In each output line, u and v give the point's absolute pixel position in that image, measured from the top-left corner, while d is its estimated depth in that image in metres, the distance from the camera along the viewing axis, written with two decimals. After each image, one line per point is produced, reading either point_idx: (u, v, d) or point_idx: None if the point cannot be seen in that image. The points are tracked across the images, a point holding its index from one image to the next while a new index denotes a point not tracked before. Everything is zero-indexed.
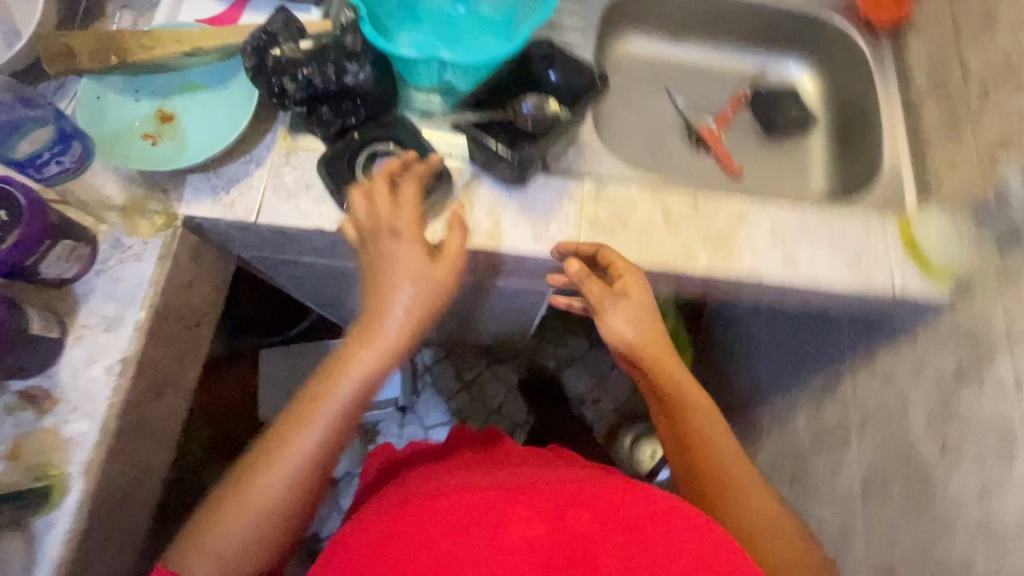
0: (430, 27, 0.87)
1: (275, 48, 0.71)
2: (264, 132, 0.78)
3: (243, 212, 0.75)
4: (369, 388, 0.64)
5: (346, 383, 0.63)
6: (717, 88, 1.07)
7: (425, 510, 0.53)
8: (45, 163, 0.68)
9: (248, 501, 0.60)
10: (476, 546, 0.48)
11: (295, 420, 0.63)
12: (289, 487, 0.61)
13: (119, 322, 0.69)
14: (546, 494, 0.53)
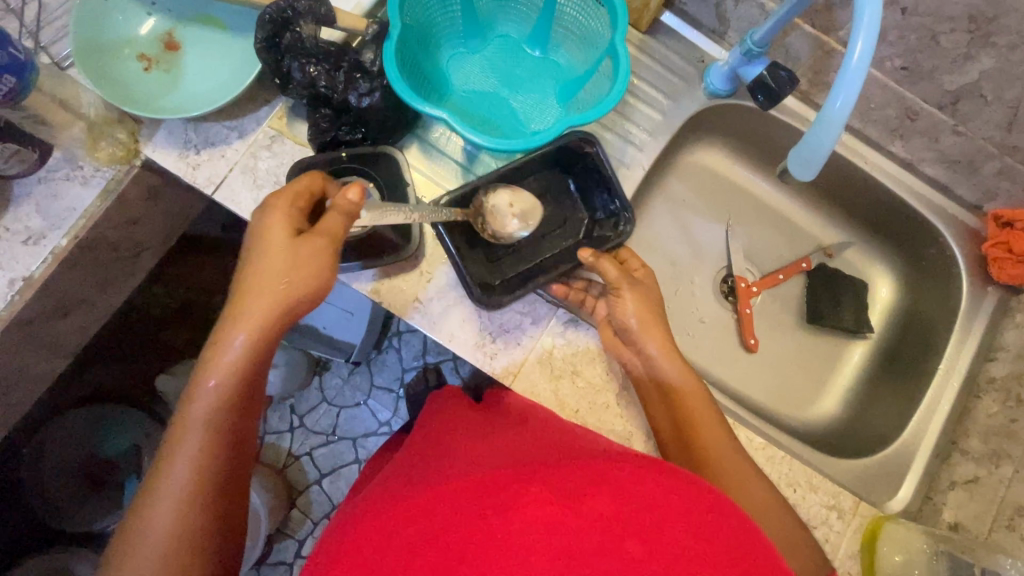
0: (494, 52, 0.75)
1: (295, 28, 0.63)
2: (260, 103, 0.70)
3: (203, 181, 0.69)
4: (266, 336, 0.54)
5: (222, 375, 0.53)
6: (781, 242, 0.91)
7: (419, 506, 0.47)
8: None
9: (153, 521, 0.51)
10: (496, 526, 0.42)
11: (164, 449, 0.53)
12: (180, 485, 0.52)
13: (40, 239, 0.66)
14: (559, 473, 0.48)
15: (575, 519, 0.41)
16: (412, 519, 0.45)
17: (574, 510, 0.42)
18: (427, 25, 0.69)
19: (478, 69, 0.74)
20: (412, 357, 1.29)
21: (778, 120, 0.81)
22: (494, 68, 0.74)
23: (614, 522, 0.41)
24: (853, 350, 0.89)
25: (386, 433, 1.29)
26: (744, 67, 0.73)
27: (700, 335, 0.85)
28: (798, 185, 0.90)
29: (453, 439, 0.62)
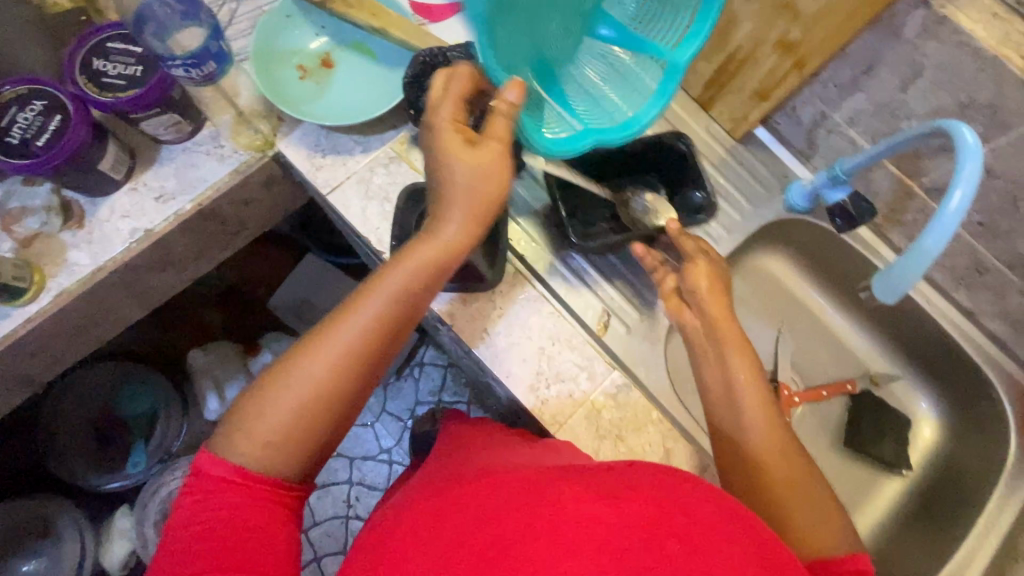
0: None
1: (442, 72, 0.71)
2: (389, 127, 0.78)
3: (321, 181, 0.76)
4: (386, 324, 0.53)
5: (376, 308, 0.53)
6: (829, 359, 0.93)
7: (452, 500, 0.47)
8: (173, 66, 0.63)
9: (288, 393, 0.50)
10: (539, 518, 0.42)
11: (303, 346, 0.52)
12: (337, 362, 0.51)
13: (169, 199, 0.73)
14: (583, 476, 0.48)
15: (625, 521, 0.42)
16: (453, 512, 0.45)
17: (614, 510, 0.42)
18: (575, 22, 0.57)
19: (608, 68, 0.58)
20: (428, 391, 1.30)
21: (848, 244, 0.85)
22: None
23: (658, 528, 0.42)
24: (885, 483, 0.88)
25: (387, 460, 1.28)
26: (827, 190, 0.78)
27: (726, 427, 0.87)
28: (856, 308, 0.93)
29: (476, 442, 0.63)
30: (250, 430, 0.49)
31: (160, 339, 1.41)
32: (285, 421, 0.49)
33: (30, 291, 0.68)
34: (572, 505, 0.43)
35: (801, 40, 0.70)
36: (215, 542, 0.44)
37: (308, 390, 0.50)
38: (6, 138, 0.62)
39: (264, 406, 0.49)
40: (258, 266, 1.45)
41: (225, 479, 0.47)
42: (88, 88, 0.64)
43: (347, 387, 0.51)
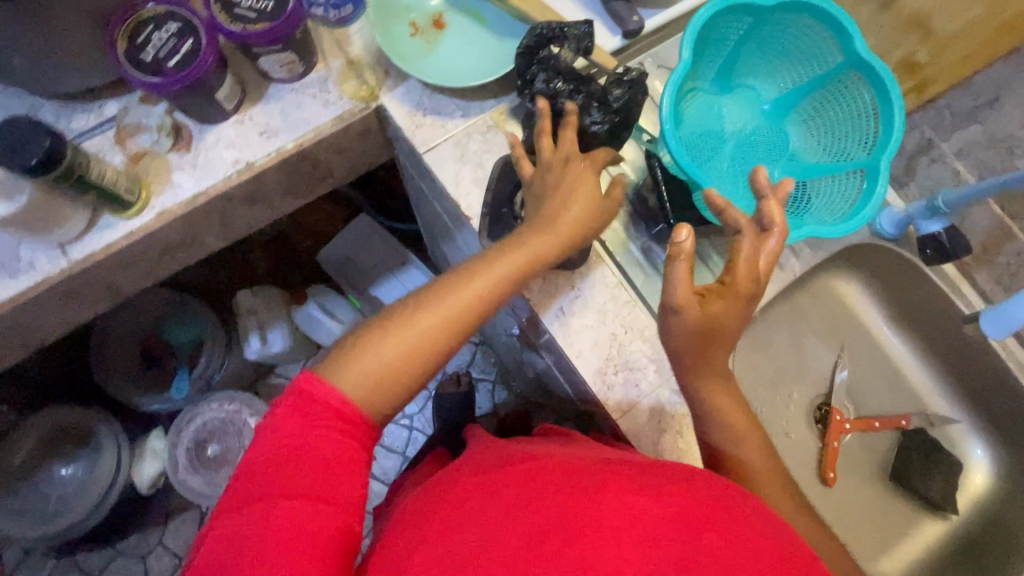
0: (776, 135, 0.73)
1: (556, 46, 0.71)
2: (490, 95, 0.79)
3: (419, 140, 0.77)
4: (485, 307, 0.59)
5: (487, 280, 0.60)
6: (887, 391, 0.92)
7: (495, 489, 0.51)
8: (317, 6, 0.75)
9: (397, 340, 0.56)
10: (580, 506, 0.46)
11: (413, 303, 0.59)
12: (449, 321, 0.58)
13: (272, 135, 0.75)
14: (623, 469, 0.51)
15: (663, 513, 0.45)
16: (505, 489, 0.50)
17: (652, 501, 0.46)
18: (753, 134, 0.73)
19: (796, 189, 0.70)
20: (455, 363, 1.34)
21: (931, 279, 0.83)
22: (760, 139, 0.73)
23: (697, 522, 0.45)
24: (927, 524, 0.87)
25: (406, 426, 1.31)
26: (923, 221, 0.76)
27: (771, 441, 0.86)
28: (924, 346, 0.91)
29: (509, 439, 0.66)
30: (359, 363, 0.55)
31: (209, 274, 1.45)
32: (397, 355, 0.56)
33: (135, 206, 0.71)
34: (618, 495, 0.46)
35: (925, 61, 0.77)
36: (298, 471, 0.49)
37: (419, 342, 0.56)
38: (139, 54, 0.64)
39: (372, 348, 0.55)
40: (312, 217, 1.46)
41: (321, 411, 0.52)
42: (221, 17, 0.66)
43: (444, 356, 0.59)
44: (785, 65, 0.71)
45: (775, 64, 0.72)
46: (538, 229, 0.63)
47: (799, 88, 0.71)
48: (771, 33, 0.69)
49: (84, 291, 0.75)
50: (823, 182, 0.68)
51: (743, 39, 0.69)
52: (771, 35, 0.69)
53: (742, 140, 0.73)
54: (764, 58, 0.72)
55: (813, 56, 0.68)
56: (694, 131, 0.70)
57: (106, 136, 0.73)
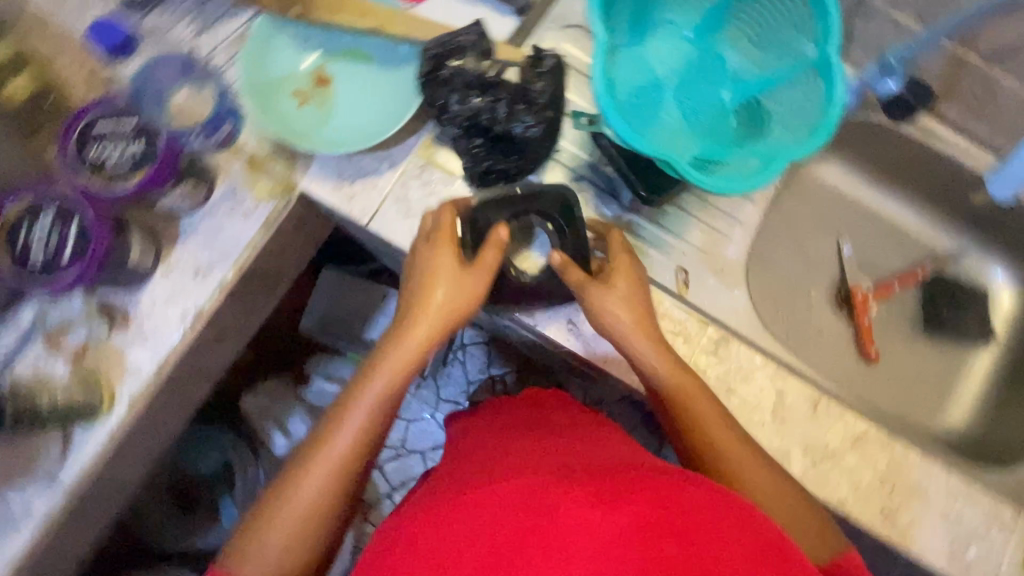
0: (709, 63, 0.69)
1: (458, 60, 0.66)
2: (409, 135, 0.72)
3: (358, 211, 0.71)
4: (388, 404, 0.59)
5: (370, 398, 0.59)
6: (894, 251, 0.92)
7: (458, 504, 0.46)
8: (192, 138, 0.67)
9: (301, 494, 0.55)
10: (534, 520, 0.41)
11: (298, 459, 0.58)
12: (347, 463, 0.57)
13: (208, 271, 0.68)
14: (590, 474, 0.47)
15: (600, 527, 0.40)
16: (460, 510, 0.45)
17: (584, 516, 0.41)
18: (688, 65, 0.69)
19: (751, 108, 0.67)
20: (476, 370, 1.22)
21: (902, 134, 0.82)
22: (695, 73, 0.69)
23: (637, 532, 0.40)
24: (977, 358, 0.88)
25: None
26: (879, 82, 0.73)
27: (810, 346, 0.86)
28: (918, 196, 0.90)
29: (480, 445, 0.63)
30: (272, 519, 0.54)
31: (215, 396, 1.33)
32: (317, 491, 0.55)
33: (104, 407, 0.65)
34: (557, 514, 0.42)
35: None
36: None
37: (341, 459, 0.57)
38: (28, 259, 0.58)
39: (274, 517, 0.54)
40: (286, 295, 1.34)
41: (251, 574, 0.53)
42: (96, 182, 0.60)
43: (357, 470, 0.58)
44: None
45: None
46: (397, 332, 0.62)
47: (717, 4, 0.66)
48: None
49: (91, 504, 0.70)
50: (775, 97, 0.64)
51: None
52: None
53: (679, 80, 0.68)
54: None
55: None
56: (629, 89, 0.65)
57: (38, 346, 0.66)
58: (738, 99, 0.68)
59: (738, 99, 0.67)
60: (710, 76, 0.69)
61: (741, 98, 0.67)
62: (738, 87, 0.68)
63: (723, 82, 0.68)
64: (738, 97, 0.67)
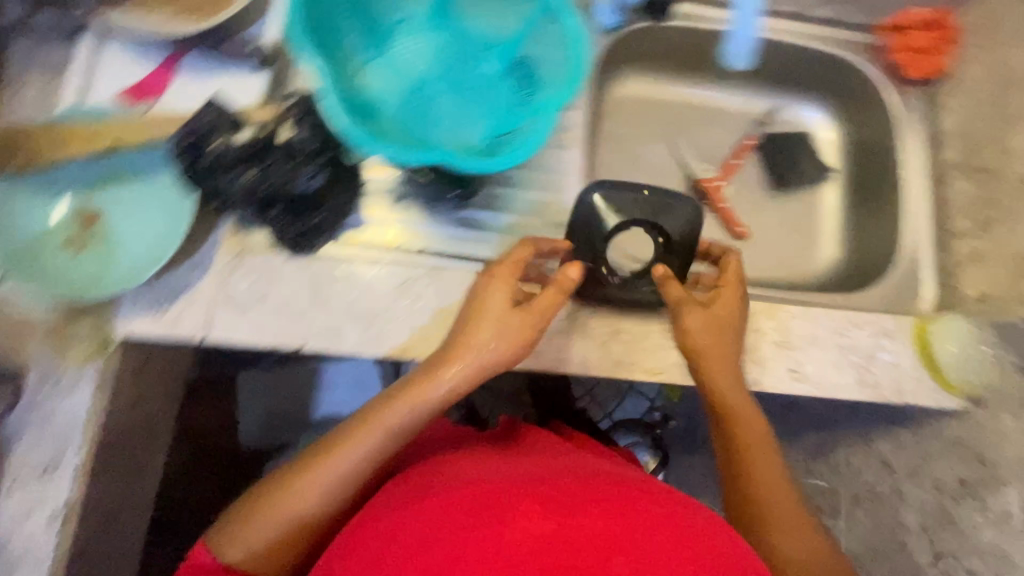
0: (461, 44, 0.68)
1: (212, 142, 0.62)
2: (208, 232, 0.68)
3: (189, 330, 0.66)
4: (394, 445, 0.54)
5: (374, 440, 0.54)
6: (722, 130, 0.94)
7: (427, 509, 0.45)
8: None
9: (279, 509, 0.52)
10: (486, 543, 0.40)
11: (297, 466, 0.54)
12: (342, 479, 0.53)
13: (56, 466, 0.62)
14: (563, 486, 0.46)
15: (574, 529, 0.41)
16: (426, 516, 0.44)
17: (562, 518, 0.42)
18: (443, 52, 0.67)
19: (518, 67, 0.66)
20: None
21: (674, 28, 0.84)
22: (452, 60, 0.68)
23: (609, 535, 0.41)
24: (825, 194, 0.93)
25: None
26: None
27: None
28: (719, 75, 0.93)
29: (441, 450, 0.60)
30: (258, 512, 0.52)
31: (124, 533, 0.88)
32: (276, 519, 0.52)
33: None
34: (518, 520, 0.42)
35: None
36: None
37: (337, 488, 0.53)
38: None
39: (243, 528, 0.52)
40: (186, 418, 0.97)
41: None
42: None
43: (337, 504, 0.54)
44: None
45: None
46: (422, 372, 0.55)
47: None
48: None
49: None
50: (533, 51, 0.65)
51: None
52: None
53: (439, 74, 0.67)
54: None
55: None
56: (394, 101, 0.63)
57: None
58: (502, 64, 0.67)
59: (503, 65, 0.67)
60: (468, 53, 0.68)
61: (505, 63, 0.67)
62: (497, 53, 0.67)
63: (483, 54, 0.67)
64: (502, 62, 0.67)
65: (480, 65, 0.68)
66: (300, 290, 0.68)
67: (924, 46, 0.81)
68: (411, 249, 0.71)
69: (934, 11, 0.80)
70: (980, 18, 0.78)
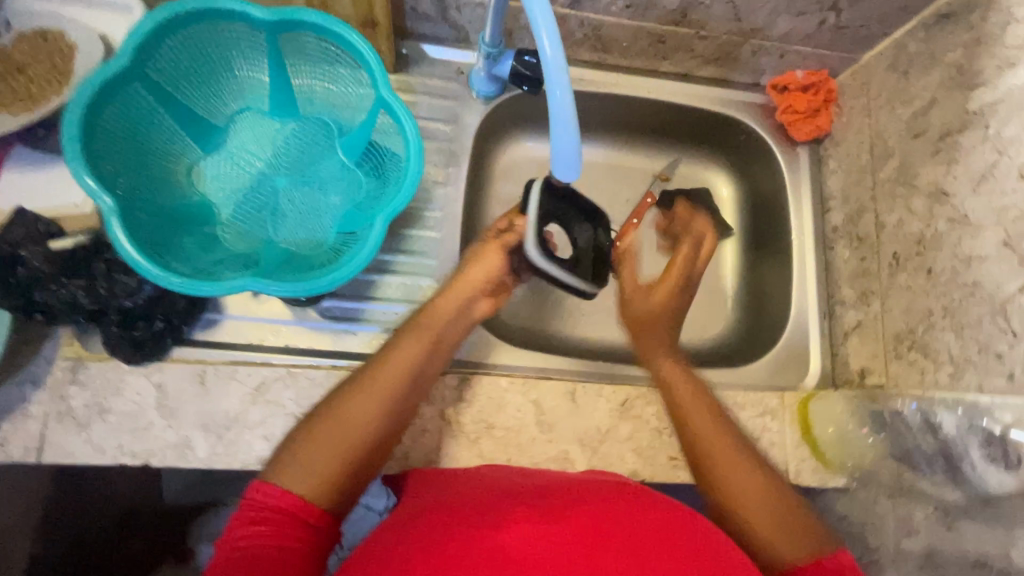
0: (311, 130, 0.63)
1: (21, 261, 0.58)
2: (40, 341, 0.63)
3: (20, 452, 0.61)
4: (407, 398, 0.55)
5: (395, 377, 0.55)
6: (619, 188, 0.90)
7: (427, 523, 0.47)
8: None
9: (322, 433, 0.50)
10: (482, 537, 0.43)
11: (319, 421, 0.51)
12: (371, 429, 0.52)
13: None
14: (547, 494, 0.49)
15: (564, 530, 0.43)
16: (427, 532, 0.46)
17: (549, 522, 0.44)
18: (289, 145, 0.63)
19: (367, 160, 0.62)
20: None
21: None
22: (300, 148, 0.63)
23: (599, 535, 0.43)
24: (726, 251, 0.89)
25: None
26: (494, 69, 0.72)
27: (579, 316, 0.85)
28: (611, 133, 0.88)
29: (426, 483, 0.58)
30: (304, 441, 0.50)
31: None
32: (339, 452, 0.50)
33: None
34: (511, 525, 0.44)
35: None
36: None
37: (358, 433, 0.51)
38: None
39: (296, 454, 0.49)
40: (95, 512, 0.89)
41: (287, 512, 0.46)
42: None
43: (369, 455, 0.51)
44: (237, 65, 0.58)
45: (224, 72, 0.58)
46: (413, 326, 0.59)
47: (274, 76, 0.59)
48: (187, 65, 0.55)
49: None
50: (378, 139, 0.60)
51: (164, 93, 0.54)
52: (187, 62, 0.54)
53: (287, 164, 0.63)
54: (209, 80, 0.57)
55: (242, 40, 0.56)
56: (233, 206, 0.60)
57: None
58: (353, 157, 0.63)
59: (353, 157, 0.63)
60: (317, 143, 0.63)
61: (355, 157, 0.63)
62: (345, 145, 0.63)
63: (332, 146, 0.63)
64: (351, 155, 0.63)
65: (330, 156, 0.63)
66: (142, 403, 0.63)
67: (810, 107, 0.78)
68: (274, 347, 0.68)
69: (814, 74, 0.78)
70: (854, 79, 0.77)
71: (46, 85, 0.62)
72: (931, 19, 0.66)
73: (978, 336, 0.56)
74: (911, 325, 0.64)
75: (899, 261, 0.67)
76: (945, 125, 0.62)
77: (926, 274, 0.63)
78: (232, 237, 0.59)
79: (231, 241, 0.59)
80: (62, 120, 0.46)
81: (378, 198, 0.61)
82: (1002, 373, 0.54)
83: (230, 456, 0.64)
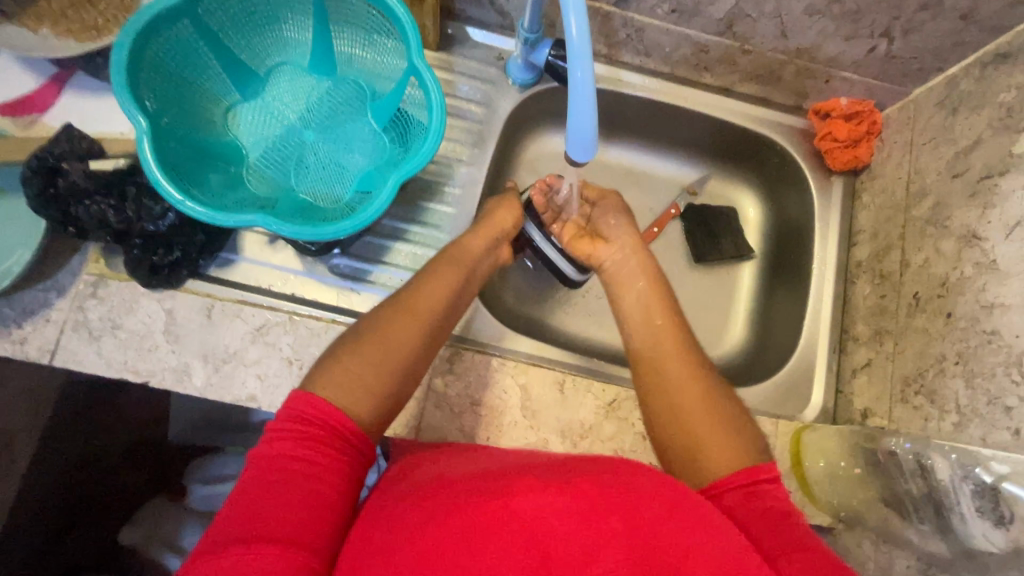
0: (345, 91, 0.66)
1: (63, 176, 0.62)
2: (70, 253, 0.67)
3: (36, 351, 0.65)
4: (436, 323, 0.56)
5: (433, 302, 0.57)
6: (646, 195, 0.90)
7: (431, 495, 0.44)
8: None
9: (367, 350, 0.51)
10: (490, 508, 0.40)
11: (352, 343, 0.52)
12: (404, 359, 0.52)
13: None
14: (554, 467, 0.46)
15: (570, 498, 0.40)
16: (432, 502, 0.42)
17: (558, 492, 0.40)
18: (323, 101, 0.66)
19: (394, 125, 0.64)
20: None
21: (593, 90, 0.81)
22: (331, 106, 0.66)
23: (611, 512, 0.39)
24: (741, 275, 0.88)
25: None
26: (531, 56, 0.73)
27: (585, 313, 0.86)
28: (646, 139, 0.88)
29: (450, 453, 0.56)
30: (337, 367, 0.49)
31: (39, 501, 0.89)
32: (382, 368, 0.50)
33: None
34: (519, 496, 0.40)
35: None
36: (273, 502, 0.42)
37: (398, 357, 0.52)
38: None
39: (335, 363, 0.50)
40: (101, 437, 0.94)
41: (328, 429, 0.45)
42: None
43: (398, 383, 0.51)
44: (285, 19, 0.61)
45: (272, 24, 0.61)
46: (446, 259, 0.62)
47: (317, 34, 0.62)
48: (235, 12, 0.58)
49: None
50: (408, 104, 0.62)
51: (213, 35, 0.57)
52: (238, 9, 0.58)
53: (317, 119, 0.66)
54: (258, 29, 0.61)
55: None
56: (263, 151, 0.64)
57: None
58: (381, 121, 0.65)
59: (382, 120, 0.65)
60: (350, 104, 0.66)
61: (383, 122, 0.65)
62: (376, 107, 0.65)
63: (362, 108, 0.66)
64: (380, 117, 0.65)
65: (360, 117, 0.66)
66: (152, 325, 0.66)
67: (851, 136, 0.76)
68: (281, 293, 0.70)
69: (859, 104, 0.76)
70: (901, 113, 0.74)
71: (112, 20, 0.67)
72: (987, 57, 0.63)
73: (989, 387, 0.53)
74: (922, 369, 0.61)
75: (919, 302, 0.64)
76: (985, 168, 0.60)
77: (944, 318, 0.60)
78: (256, 181, 0.62)
79: (255, 183, 0.62)
80: (115, 41, 0.50)
81: (396, 163, 0.63)
82: (1008, 428, 0.50)
83: (223, 387, 0.66)
